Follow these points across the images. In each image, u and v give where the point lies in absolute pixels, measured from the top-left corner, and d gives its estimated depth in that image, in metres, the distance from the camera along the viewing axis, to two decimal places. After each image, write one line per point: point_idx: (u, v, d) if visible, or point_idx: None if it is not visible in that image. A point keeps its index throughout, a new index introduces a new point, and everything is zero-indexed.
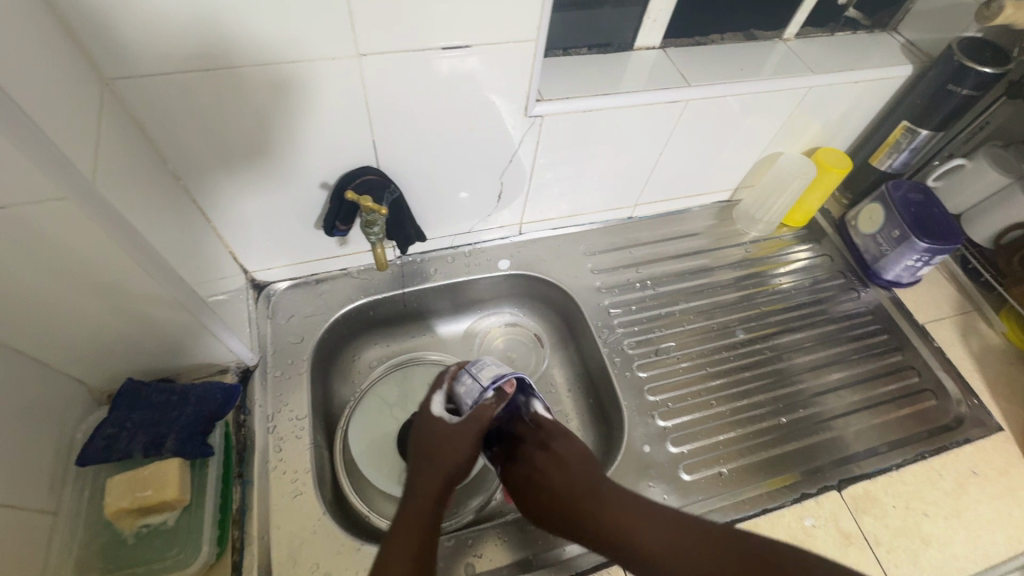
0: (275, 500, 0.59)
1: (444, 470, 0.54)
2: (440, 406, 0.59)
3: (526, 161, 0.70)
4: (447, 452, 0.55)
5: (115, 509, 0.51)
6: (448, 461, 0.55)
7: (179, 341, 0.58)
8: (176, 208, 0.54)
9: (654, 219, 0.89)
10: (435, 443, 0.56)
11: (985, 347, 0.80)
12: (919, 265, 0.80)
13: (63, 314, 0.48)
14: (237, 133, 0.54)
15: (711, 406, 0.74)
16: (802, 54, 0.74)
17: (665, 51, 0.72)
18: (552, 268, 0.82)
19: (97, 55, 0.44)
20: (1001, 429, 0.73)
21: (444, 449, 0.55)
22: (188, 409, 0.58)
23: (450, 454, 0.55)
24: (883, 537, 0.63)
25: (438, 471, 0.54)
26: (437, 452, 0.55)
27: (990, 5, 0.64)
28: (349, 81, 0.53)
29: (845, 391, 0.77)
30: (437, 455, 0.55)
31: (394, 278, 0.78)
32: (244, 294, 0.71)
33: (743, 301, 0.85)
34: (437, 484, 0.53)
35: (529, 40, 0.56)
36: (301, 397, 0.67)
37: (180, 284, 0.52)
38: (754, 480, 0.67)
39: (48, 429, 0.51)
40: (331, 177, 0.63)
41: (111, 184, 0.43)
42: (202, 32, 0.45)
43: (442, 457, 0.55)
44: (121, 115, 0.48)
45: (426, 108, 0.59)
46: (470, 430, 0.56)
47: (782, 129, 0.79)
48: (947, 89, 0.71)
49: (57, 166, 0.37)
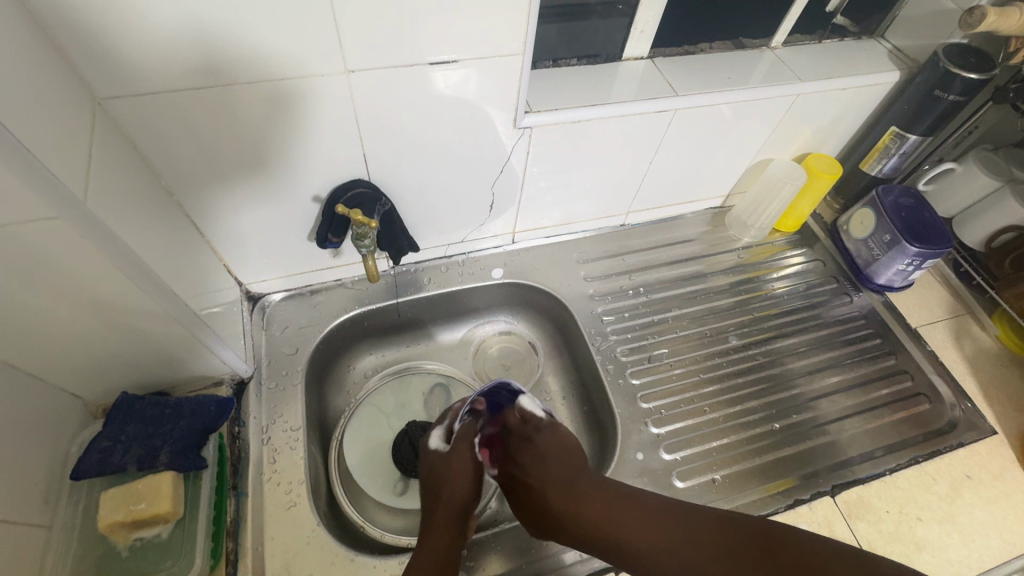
0: (269, 511, 0.60)
1: (457, 498, 0.57)
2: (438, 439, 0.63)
3: (517, 171, 0.70)
4: (452, 480, 0.58)
5: (109, 523, 0.52)
6: (455, 493, 0.57)
7: (173, 355, 0.58)
8: (170, 224, 0.55)
9: (647, 225, 0.90)
10: (440, 474, 0.59)
11: (978, 351, 0.80)
12: (910, 270, 0.80)
13: (57, 330, 0.48)
14: (229, 148, 0.55)
15: (705, 413, 0.74)
16: (790, 62, 0.75)
17: (654, 60, 0.72)
18: (545, 276, 0.83)
19: (87, 75, 0.45)
20: (995, 433, 0.73)
21: (451, 479, 0.58)
22: (181, 423, 0.58)
23: (456, 479, 0.58)
24: (877, 543, 0.63)
25: (449, 499, 0.57)
26: (443, 481, 0.58)
27: (973, 13, 0.65)
28: (339, 96, 0.54)
29: (838, 396, 0.77)
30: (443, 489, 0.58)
31: (388, 289, 0.78)
32: (239, 306, 0.71)
33: (737, 307, 0.85)
34: (452, 509, 0.56)
35: (515, 53, 0.56)
36: (295, 408, 0.67)
37: (174, 299, 0.53)
38: (749, 487, 0.68)
39: (42, 443, 0.51)
40: (323, 190, 0.63)
41: (102, 200, 0.44)
42: (191, 50, 0.46)
43: (448, 487, 0.58)
44: (113, 133, 0.48)
45: (416, 121, 0.59)
46: (466, 453, 0.60)
47: (772, 136, 0.79)
48: (934, 95, 0.71)
49: (46, 187, 0.37)
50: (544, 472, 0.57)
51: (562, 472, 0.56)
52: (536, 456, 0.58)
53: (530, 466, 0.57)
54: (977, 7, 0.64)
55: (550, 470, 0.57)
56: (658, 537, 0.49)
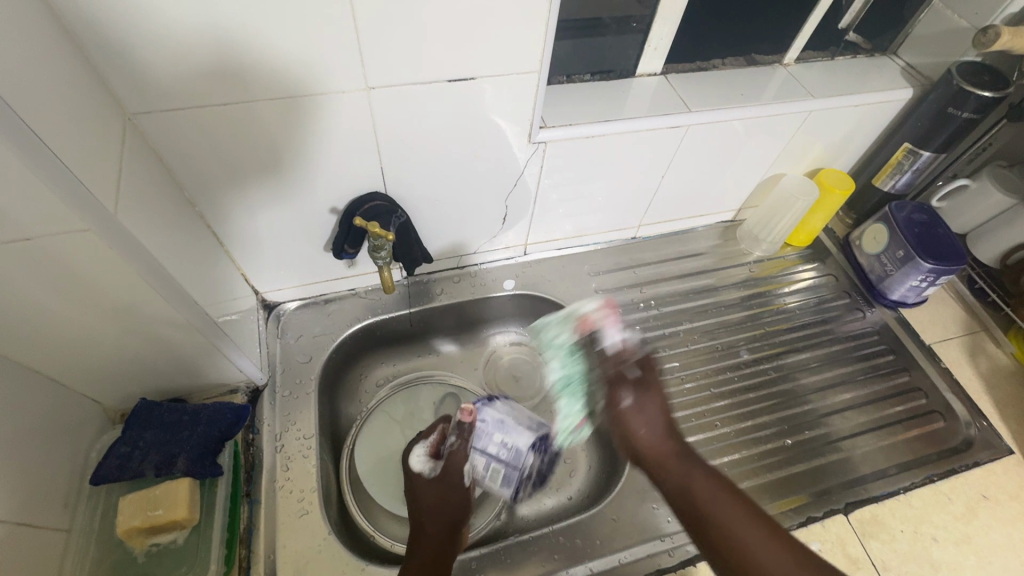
0: (282, 520, 0.60)
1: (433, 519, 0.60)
2: (421, 462, 0.65)
3: (530, 184, 0.71)
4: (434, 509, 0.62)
5: (127, 528, 0.53)
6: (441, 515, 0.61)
7: (191, 362, 0.59)
8: (192, 233, 0.56)
9: (658, 238, 0.90)
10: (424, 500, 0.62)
11: (993, 369, 0.80)
12: (924, 286, 0.79)
13: (82, 337, 0.49)
14: (250, 159, 0.56)
15: (716, 427, 0.74)
16: (803, 78, 0.75)
17: (666, 76, 0.73)
18: (556, 288, 0.83)
19: (118, 91, 0.46)
20: (1012, 452, 0.72)
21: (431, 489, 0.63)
22: (199, 429, 0.59)
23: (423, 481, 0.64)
24: (891, 563, 0.63)
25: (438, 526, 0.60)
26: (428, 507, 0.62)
27: (987, 31, 0.65)
28: (359, 112, 0.55)
29: (851, 412, 0.76)
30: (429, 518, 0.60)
31: (401, 299, 0.79)
32: (254, 314, 0.72)
33: (749, 321, 0.85)
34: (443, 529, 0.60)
35: (532, 70, 0.57)
36: (309, 416, 0.68)
37: (193, 306, 0.53)
38: (761, 503, 0.67)
39: (62, 447, 0.52)
40: (340, 202, 0.65)
41: (131, 212, 0.45)
42: (219, 66, 0.47)
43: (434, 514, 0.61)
44: (141, 146, 0.50)
45: (432, 135, 0.60)
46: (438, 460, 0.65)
47: (785, 151, 0.79)
48: (947, 112, 0.71)
49: (78, 198, 0.39)
50: (657, 418, 0.59)
51: (671, 430, 0.59)
52: (649, 402, 0.60)
53: (652, 411, 0.59)
54: (991, 26, 0.65)
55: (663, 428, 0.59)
56: (748, 530, 0.50)
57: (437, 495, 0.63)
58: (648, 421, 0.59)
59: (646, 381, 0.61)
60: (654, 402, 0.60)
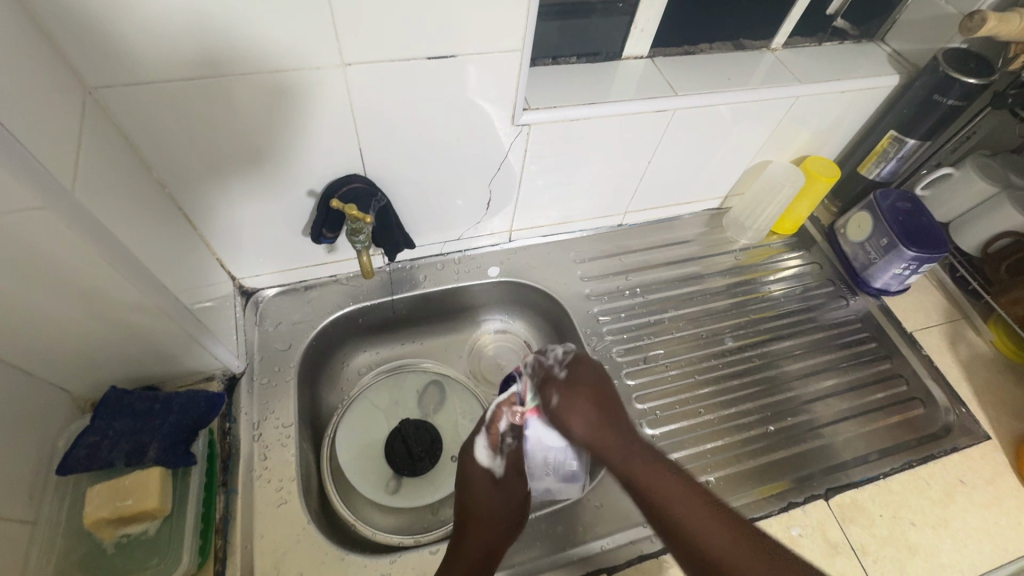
0: (259, 510, 0.59)
1: (484, 549, 0.57)
2: (484, 455, 0.65)
3: (514, 168, 0.70)
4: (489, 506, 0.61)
5: (95, 519, 0.51)
6: (490, 529, 0.59)
7: (165, 349, 0.58)
8: (161, 217, 0.54)
9: (644, 226, 0.89)
10: (478, 501, 0.62)
11: (973, 356, 0.81)
12: (907, 273, 0.80)
13: (43, 324, 0.47)
14: (223, 140, 0.54)
15: (700, 414, 0.74)
16: (790, 63, 0.74)
17: (653, 60, 0.72)
18: (541, 275, 0.83)
19: (78, 63, 0.44)
20: (989, 437, 0.73)
21: (485, 512, 0.60)
22: (171, 418, 0.57)
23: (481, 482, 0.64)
24: (870, 547, 0.63)
25: (478, 539, 0.58)
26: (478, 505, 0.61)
27: (973, 17, 0.64)
28: (335, 90, 0.53)
29: (833, 399, 0.77)
30: (477, 515, 0.60)
31: (383, 285, 0.77)
32: (231, 300, 0.71)
33: (733, 308, 0.85)
34: (486, 540, 0.58)
35: (515, 49, 0.56)
36: (287, 405, 0.67)
37: (165, 293, 0.52)
38: (743, 489, 0.67)
39: (29, 436, 0.50)
40: (318, 185, 0.63)
41: (93, 193, 0.43)
42: (184, 39, 0.45)
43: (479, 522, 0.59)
44: (104, 123, 0.48)
45: (413, 118, 0.59)
46: (518, 485, 0.64)
47: (772, 137, 0.79)
48: (933, 99, 0.71)
49: (33, 176, 0.37)
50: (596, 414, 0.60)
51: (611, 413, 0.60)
52: (585, 399, 0.60)
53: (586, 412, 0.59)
54: (977, 12, 0.64)
55: (606, 422, 0.59)
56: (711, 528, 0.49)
57: (488, 489, 0.63)
58: (586, 423, 0.59)
59: (577, 387, 0.61)
60: (580, 411, 0.59)
